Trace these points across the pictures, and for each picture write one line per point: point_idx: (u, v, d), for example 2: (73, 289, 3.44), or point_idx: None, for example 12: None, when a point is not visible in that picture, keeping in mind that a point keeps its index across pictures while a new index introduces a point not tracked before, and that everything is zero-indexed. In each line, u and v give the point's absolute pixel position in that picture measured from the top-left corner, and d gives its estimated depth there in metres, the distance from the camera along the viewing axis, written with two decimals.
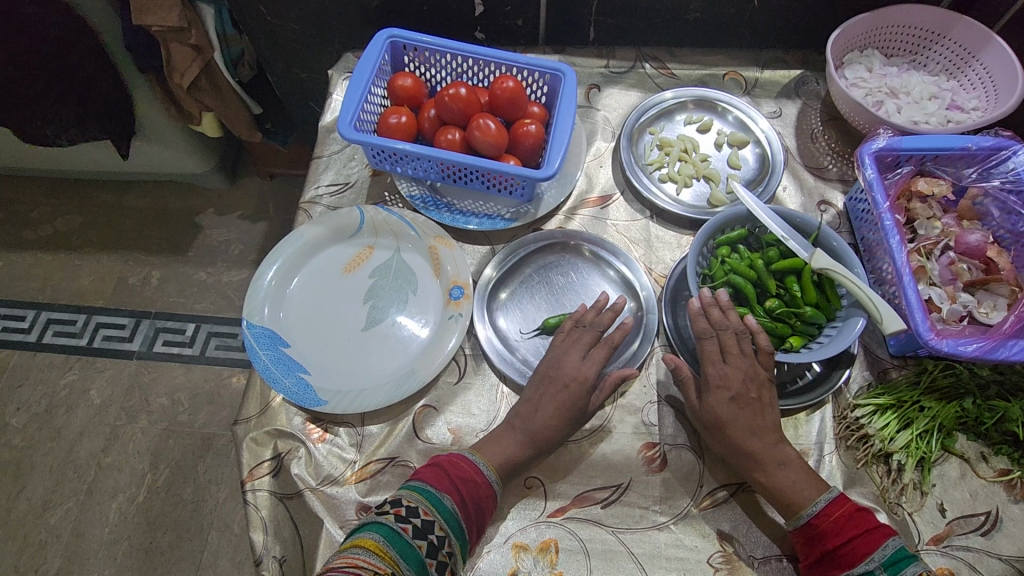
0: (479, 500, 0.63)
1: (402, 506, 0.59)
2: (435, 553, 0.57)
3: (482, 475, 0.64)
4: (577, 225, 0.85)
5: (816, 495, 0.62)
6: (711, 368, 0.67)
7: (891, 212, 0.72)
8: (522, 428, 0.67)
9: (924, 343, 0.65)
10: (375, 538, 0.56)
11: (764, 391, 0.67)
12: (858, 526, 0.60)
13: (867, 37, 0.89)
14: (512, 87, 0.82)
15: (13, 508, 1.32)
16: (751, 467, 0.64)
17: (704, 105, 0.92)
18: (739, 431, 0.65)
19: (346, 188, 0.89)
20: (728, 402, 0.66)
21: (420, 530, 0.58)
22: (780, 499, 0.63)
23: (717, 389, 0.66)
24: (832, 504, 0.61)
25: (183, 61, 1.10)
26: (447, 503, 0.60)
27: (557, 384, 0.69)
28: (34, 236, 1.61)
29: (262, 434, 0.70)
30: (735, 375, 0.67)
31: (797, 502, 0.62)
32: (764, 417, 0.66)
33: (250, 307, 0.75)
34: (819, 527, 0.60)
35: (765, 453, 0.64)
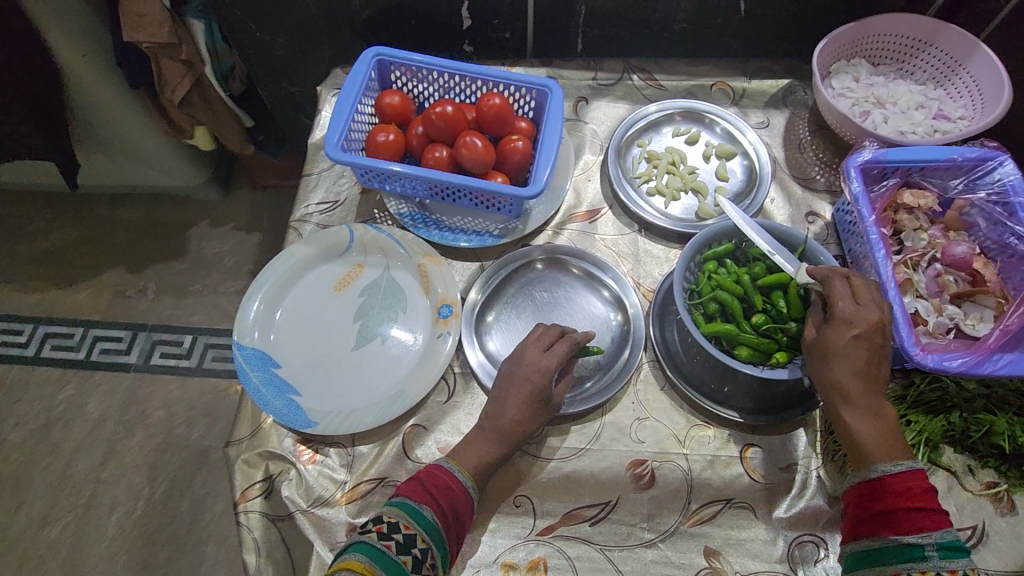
0: (458, 509, 0.63)
1: (383, 522, 0.59)
2: (420, 566, 0.58)
3: (457, 482, 0.64)
4: (565, 240, 0.85)
5: (897, 459, 0.58)
6: (846, 307, 0.62)
7: (876, 225, 0.73)
8: (493, 428, 0.67)
9: (910, 358, 0.65)
10: (359, 559, 0.55)
11: (884, 335, 0.62)
12: (925, 502, 0.56)
13: (854, 46, 0.89)
14: (499, 104, 0.82)
15: (13, 522, 1.33)
16: (840, 407, 0.61)
17: (692, 117, 0.92)
18: (847, 367, 0.61)
19: (336, 206, 0.89)
20: (851, 338, 0.61)
21: (403, 546, 0.58)
22: (855, 446, 0.60)
23: (843, 326, 0.61)
24: (910, 471, 0.57)
25: (174, 78, 1.10)
26: (428, 514, 0.60)
27: (520, 376, 0.67)
28: (30, 250, 1.62)
29: (254, 455, 0.70)
30: (865, 318, 0.61)
31: (875, 456, 0.59)
32: (879, 364, 0.62)
33: (240, 329, 0.76)
34: (888, 484, 0.57)
35: (866, 398, 0.61)
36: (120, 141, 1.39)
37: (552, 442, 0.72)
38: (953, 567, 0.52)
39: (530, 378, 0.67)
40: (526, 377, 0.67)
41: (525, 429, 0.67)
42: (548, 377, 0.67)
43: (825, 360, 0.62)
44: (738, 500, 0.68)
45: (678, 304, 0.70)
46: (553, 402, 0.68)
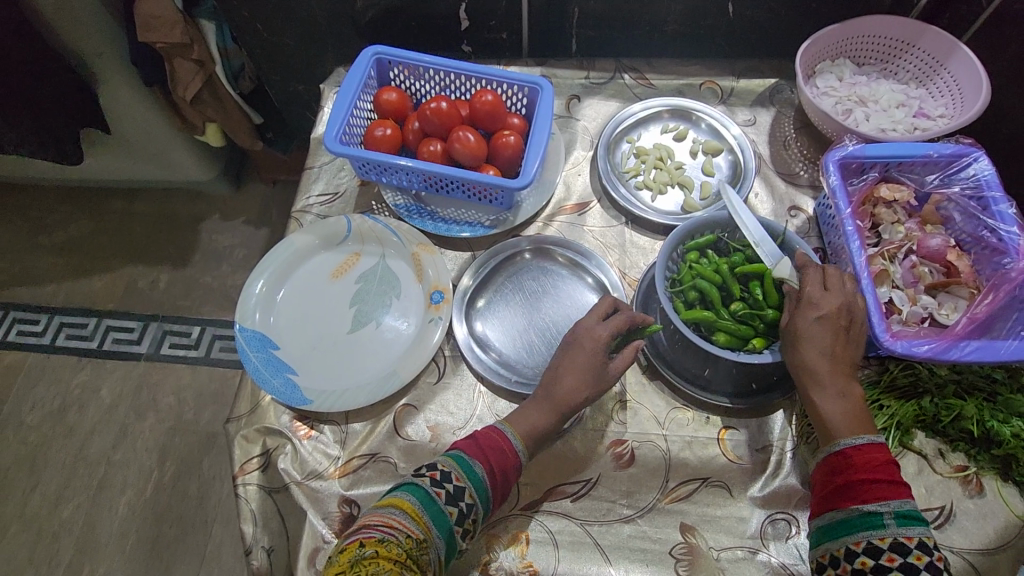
0: (506, 470, 0.65)
1: (437, 471, 0.63)
2: (463, 520, 0.61)
3: (509, 444, 0.66)
4: (555, 231, 0.88)
5: (859, 434, 0.61)
6: (814, 292, 0.67)
7: (852, 217, 0.75)
8: (546, 396, 0.70)
9: (880, 344, 0.68)
10: (410, 501, 0.60)
11: (852, 318, 0.66)
12: (885, 475, 0.58)
13: (838, 46, 0.92)
14: (491, 100, 0.86)
15: (27, 502, 1.38)
16: (809, 386, 0.65)
17: (680, 114, 0.95)
18: (814, 347, 0.65)
19: (336, 198, 0.93)
20: (818, 320, 0.65)
21: (452, 496, 0.61)
22: (822, 424, 0.64)
23: (812, 309, 0.66)
24: (874, 445, 0.60)
25: (186, 75, 1.15)
26: (479, 471, 0.63)
27: (578, 341, 0.70)
28: (48, 242, 1.68)
29: (252, 431, 0.74)
30: (833, 301, 0.66)
31: (839, 431, 0.62)
32: (847, 346, 0.66)
33: (242, 311, 0.79)
34: (850, 458, 0.60)
35: (833, 377, 0.64)
36: (134, 137, 1.44)
37: None
38: (910, 533, 0.55)
39: (585, 345, 0.69)
40: (580, 344, 0.70)
41: (577, 397, 0.68)
42: (602, 343, 0.69)
43: (795, 342, 0.67)
44: (714, 479, 0.71)
45: (658, 291, 0.73)
46: (612, 373, 0.69)
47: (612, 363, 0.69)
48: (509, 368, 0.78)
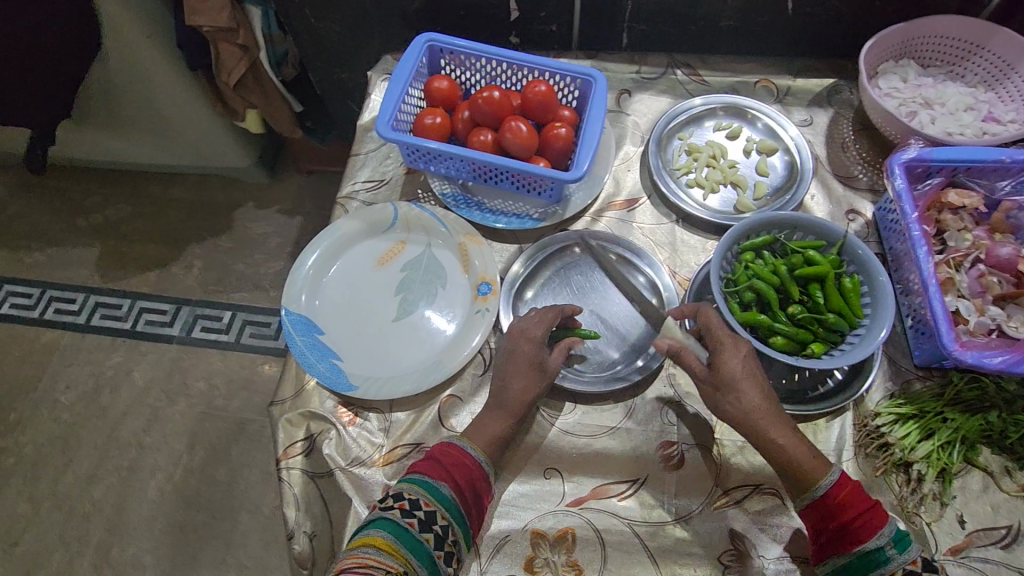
0: (475, 484, 0.65)
1: (405, 500, 0.61)
2: (441, 543, 0.60)
3: (471, 458, 0.66)
4: (603, 227, 0.87)
5: (825, 470, 0.62)
6: (733, 333, 0.66)
7: (919, 222, 0.73)
8: (497, 403, 0.70)
9: (949, 354, 0.66)
10: (384, 536, 0.58)
11: (760, 354, 0.66)
12: (860, 504, 0.60)
13: (903, 46, 0.89)
14: (544, 91, 0.84)
15: (60, 480, 1.40)
16: (761, 431, 0.63)
17: (735, 112, 0.93)
18: (751, 393, 0.63)
19: (381, 185, 0.92)
20: (748, 363, 0.65)
21: (425, 522, 0.60)
22: (792, 471, 0.62)
23: (735, 356, 0.65)
24: (841, 479, 0.61)
25: (232, 61, 1.16)
26: (446, 492, 0.63)
27: (516, 344, 0.72)
28: (87, 224, 1.70)
29: (296, 415, 0.74)
30: (747, 343, 0.66)
31: (810, 475, 0.62)
32: (770, 384, 0.65)
33: (288, 295, 0.79)
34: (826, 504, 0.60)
35: (778, 419, 0.64)
36: (177, 122, 1.45)
37: (584, 420, 0.73)
38: (911, 557, 0.57)
39: (524, 347, 0.71)
40: (518, 347, 0.72)
41: (529, 397, 0.70)
42: (539, 343, 0.72)
43: (733, 391, 0.64)
44: (767, 486, 0.69)
45: (715, 291, 0.71)
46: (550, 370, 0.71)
47: (547, 359, 0.72)
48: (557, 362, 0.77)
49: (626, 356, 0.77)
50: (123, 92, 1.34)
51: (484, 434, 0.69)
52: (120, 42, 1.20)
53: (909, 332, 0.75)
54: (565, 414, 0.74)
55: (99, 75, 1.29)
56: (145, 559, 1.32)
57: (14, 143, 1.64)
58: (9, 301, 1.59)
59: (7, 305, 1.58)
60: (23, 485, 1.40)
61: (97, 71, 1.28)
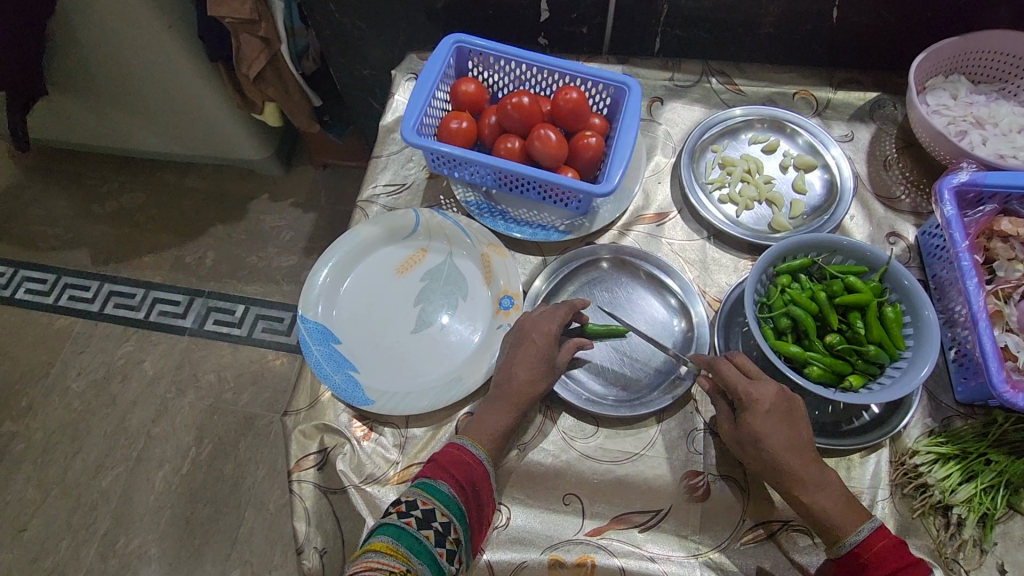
0: (475, 480, 0.63)
1: (402, 503, 0.61)
2: (442, 540, 0.59)
3: (472, 455, 0.64)
4: (631, 242, 0.84)
5: (859, 524, 0.59)
6: (751, 384, 0.62)
7: (969, 251, 0.69)
8: (501, 393, 0.68)
9: (998, 395, 0.62)
10: (382, 539, 0.58)
11: (792, 400, 0.62)
12: (899, 558, 0.57)
13: (953, 61, 0.85)
14: (576, 98, 0.81)
15: (69, 468, 1.40)
16: (789, 486, 0.60)
17: (772, 125, 0.89)
18: (777, 448, 0.60)
19: (403, 189, 0.89)
20: (773, 417, 0.61)
21: (422, 520, 0.59)
22: (821, 524, 0.60)
23: (756, 411, 0.61)
24: (875, 533, 0.58)
25: (252, 53, 1.13)
26: (445, 489, 0.61)
27: (527, 337, 0.70)
28: (102, 210, 1.70)
29: (310, 427, 0.72)
30: (771, 394, 0.61)
31: (839, 530, 0.59)
32: (800, 433, 0.61)
33: (305, 302, 0.77)
34: (861, 557, 0.58)
35: (809, 473, 0.60)
36: (194, 112, 1.44)
37: (606, 444, 0.71)
38: None
39: (535, 341, 0.69)
40: (529, 338, 0.70)
41: (535, 387, 0.68)
42: (551, 338, 0.69)
43: (757, 447, 0.61)
44: (796, 523, 0.66)
45: (749, 316, 0.68)
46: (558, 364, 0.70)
47: (558, 356, 0.70)
48: (579, 382, 0.74)
49: (651, 382, 0.74)
50: (141, 80, 1.32)
51: (484, 429, 0.66)
52: (139, 30, 1.18)
53: (952, 366, 0.72)
54: (587, 438, 0.71)
55: (119, 63, 1.28)
56: (149, 551, 1.32)
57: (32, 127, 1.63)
58: (24, 286, 1.58)
59: (21, 290, 1.58)
60: (32, 471, 1.40)
61: (115, 58, 1.26)
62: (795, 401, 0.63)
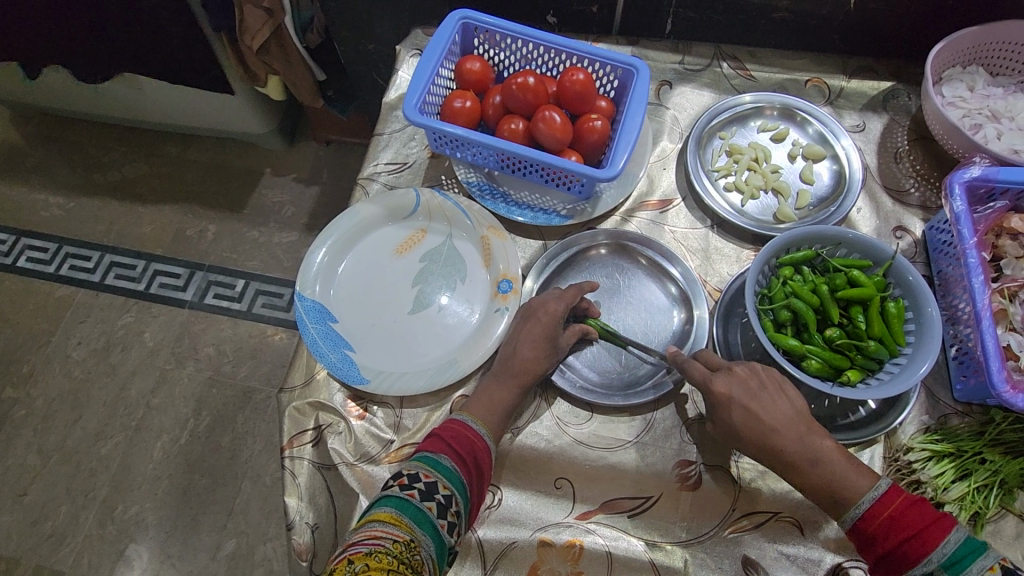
0: (476, 456, 0.64)
1: (405, 476, 0.61)
2: (444, 512, 0.59)
3: (473, 431, 0.65)
4: (633, 228, 0.83)
5: (860, 494, 0.58)
6: (712, 376, 0.63)
7: (976, 248, 0.68)
8: (505, 371, 0.69)
9: (997, 395, 0.62)
10: (387, 510, 0.58)
11: (764, 375, 0.63)
12: (910, 524, 0.56)
13: (972, 52, 0.83)
14: (582, 80, 0.79)
15: (69, 435, 1.41)
16: (785, 470, 0.60)
17: (783, 113, 0.87)
18: (756, 434, 0.61)
19: (404, 168, 0.88)
20: (741, 405, 0.61)
21: (426, 492, 0.60)
22: (825, 498, 0.59)
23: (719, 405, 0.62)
24: (878, 504, 0.57)
25: (254, 24, 1.11)
26: (447, 463, 0.62)
27: (533, 315, 0.70)
28: (104, 180, 1.69)
29: (304, 404, 0.72)
30: (735, 383, 0.63)
31: (840, 504, 0.58)
32: (779, 411, 0.61)
33: (302, 281, 0.76)
34: (866, 531, 0.57)
35: (798, 453, 0.60)
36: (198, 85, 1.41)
37: (599, 431, 0.71)
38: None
39: (541, 319, 0.70)
40: (535, 317, 0.70)
41: (537, 368, 0.69)
42: (558, 318, 0.70)
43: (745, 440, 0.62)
44: (785, 515, 0.66)
45: (749, 308, 0.67)
46: (559, 346, 0.70)
47: (560, 338, 0.70)
48: (574, 369, 0.74)
49: (649, 371, 0.74)
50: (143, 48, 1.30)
51: (490, 406, 0.67)
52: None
53: (952, 363, 0.71)
54: (581, 424, 0.71)
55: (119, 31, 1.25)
56: (148, 519, 1.33)
57: (32, 94, 1.62)
58: (26, 254, 1.58)
59: (23, 258, 1.58)
60: (33, 437, 1.41)
61: None
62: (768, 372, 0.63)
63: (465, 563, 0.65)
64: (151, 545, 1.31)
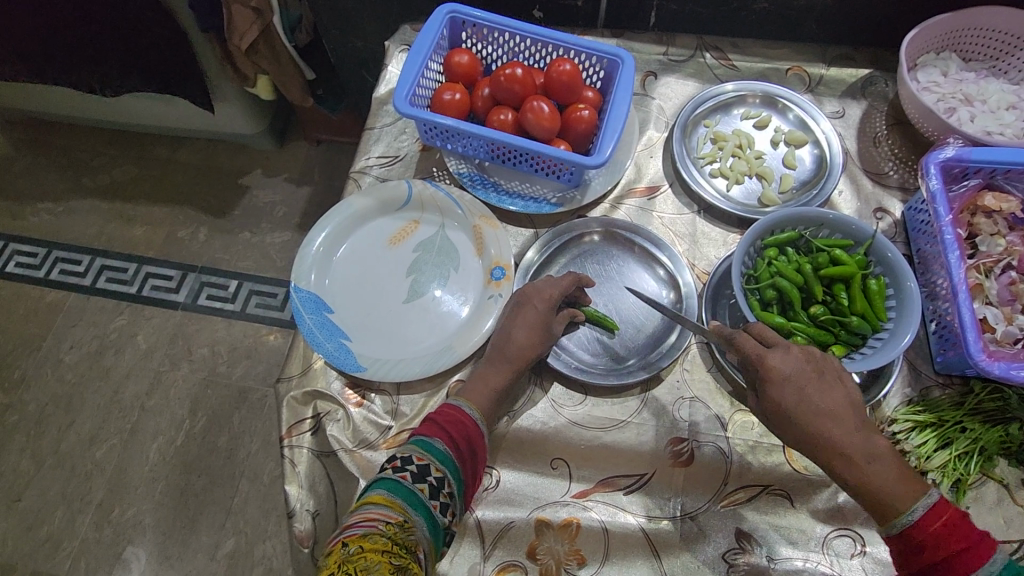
0: (470, 440, 0.65)
1: (398, 459, 0.63)
2: (437, 494, 0.61)
3: (466, 415, 0.66)
4: (622, 215, 0.84)
5: (913, 500, 0.57)
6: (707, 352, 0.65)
7: (952, 224, 0.70)
8: (497, 353, 0.70)
9: (974, 363, 0.64)
10: (380, 492, 0.59)
11: (822, 363, 0.63)
12: (961, 539, 0.55)
13: (945, 38, 0.86)
14: (569, 70, 0.81)
15: (63, 439, 1.41)
16: (836, 462, 0.59)
17: (765, 101, 0.89)
18: (807, 418, 0.60)
19: (396, 161, 0.90)
20: (795, 384, 0.61)
21: (418, 475, 0.61)
22: (874, 500, 0.58)
23: (772, 380, 0.62)
24: (932, 513, 0.56)
25: (243, 23, 1.11)
26: (440, 447, 0.63)
27: (527, 303, 0.71)
28: (93, 183, 1.68)
29: (302, 394, 0.73)
30: (792, 360, 0.62)
31: (892, 509, 0.57)
32: (835, 397, 0.61)
33: (297, 272, 0.77)
34: (917, 537, 0.57)
35: (853, 445, 0.59)
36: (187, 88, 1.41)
37: (593, 412, 0.72)
38: None
39: (535, 305, 0.71)
40: (530, 304, 0.71)
41: (531, 351, 0.70)
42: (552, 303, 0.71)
43: (791, 421, 0.61)
44: (775, 487, 0.68)
45: (736, 288, 0.69)
46: (553, 330, 0.71)
47: (554, 323, 0.72)
48: (568, 352, 0.75)
49: (639, 352, 0.75)
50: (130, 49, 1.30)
51: (486, 388, 0.69)
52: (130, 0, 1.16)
53: (932, 337, 0.74)
54: (576, 406, 0.73)
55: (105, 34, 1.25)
56: (145, 520, 1.33)
57: (18, 99, 1.61)
58: (15, 260, 1.58)
59: (13, 264, 1.57)
60: (26, 442, 1.41)
61: None
62: (825, 362, 0.63)
63: (463, 542, 0.66)
64: (149, 547, 1.31)
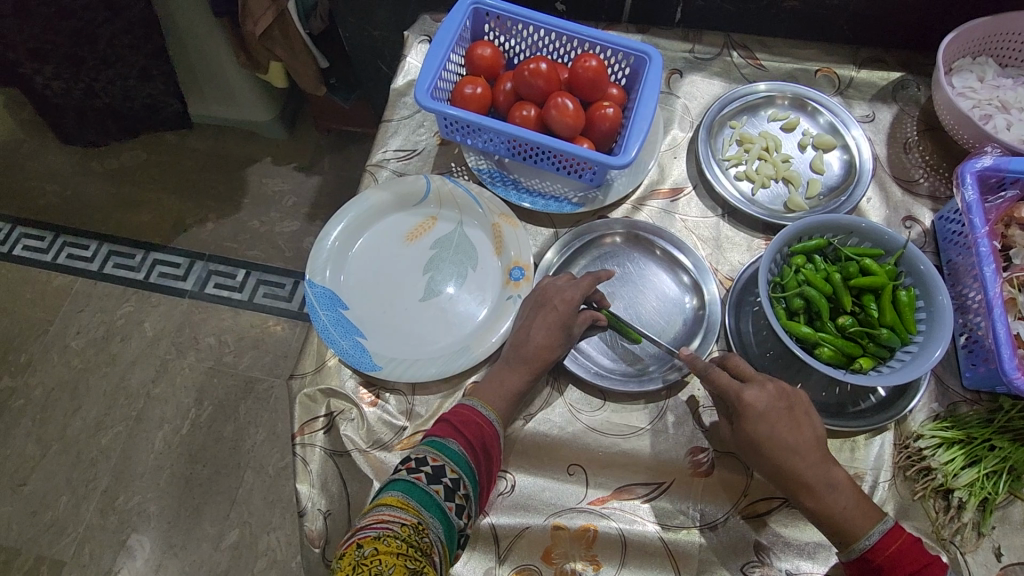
0: (487, 444, 0.64)
1: (413, 460, 0.61)
2: (452, 495, 0.59)
3: (483, 416, 0.65)
4: (645, 217, 0.82)
5: (870, 527, 0.59)
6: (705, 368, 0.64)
7: (988, 237, 0.68)
8: (515, 356, 0.69)
9: (1008, 381, 0.62)
10: (394, 494, 0.58)
11: (793, 398, 0.63)
12: (914, 561, 0.57)
13: (982, 43, 0.83)
14: (595, 67, 0.79)
15: (69, 425, 1.40)
16: (798, 491, 0.60)
17: (794, 103, 0.87)
18: (778, 450, 0.60)
19: (413, 155, 0.88)
20: (767, 420, 0.61)
21: (433, 476, 0.60)
22: (834, 526, 0.59)
23: (749, 417, 0.61)
24: (886, 536, 0.58)
25: (259, 8, 1.09)
26: (455, 448, 0.62)
27: (549, 304, 0.70)
28: (102, 167, 1.67)
29: (316, 391, 0.72)
30: (766, 396, 0.62)
31: (851, 535, 0.59)
32: (803, 434, 0.61)
33: (312, 266, 0.76)
34: (874, 561, 0.58)
35: (814, 477, 0.60)
36: None
37: (612, 418, 0.71)
38: None
39: (556, 307, 0.70)
40: (551, 305, 0.70)
41: (550, 356, 0.69)
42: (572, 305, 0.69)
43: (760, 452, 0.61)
44: None
45: (763, 295, 0.67)
46: (574, 334, 0.70)
47: (573, 326, 0.70)
48: (588, 356, 0.74)
49: (659, 360, 0.73)
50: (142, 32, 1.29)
51: (494, 390, 0.67)
52: None
53: (961, 352, 0.72)
54: (594, 411, 0.71)
55: None
56: (150, 509, 1.33)
57: None
58: (22, 243, 1.57)
59: (20, 247, 1.56)
60: (32, 426, 1.40)
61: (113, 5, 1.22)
62: (796, 395, 0.63)
63: (477, 548, 0.65)
64: (153, 535, 1.31)
